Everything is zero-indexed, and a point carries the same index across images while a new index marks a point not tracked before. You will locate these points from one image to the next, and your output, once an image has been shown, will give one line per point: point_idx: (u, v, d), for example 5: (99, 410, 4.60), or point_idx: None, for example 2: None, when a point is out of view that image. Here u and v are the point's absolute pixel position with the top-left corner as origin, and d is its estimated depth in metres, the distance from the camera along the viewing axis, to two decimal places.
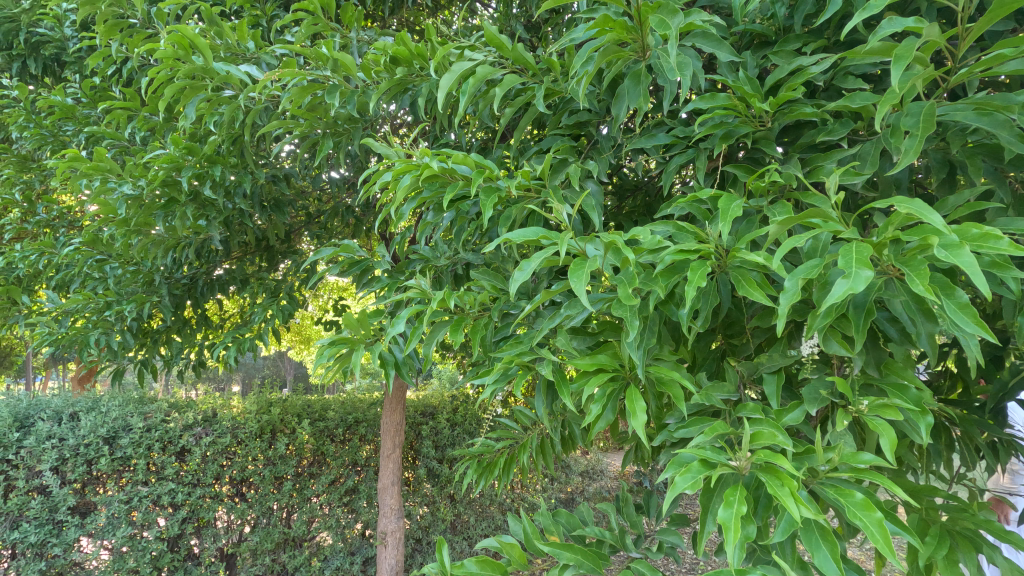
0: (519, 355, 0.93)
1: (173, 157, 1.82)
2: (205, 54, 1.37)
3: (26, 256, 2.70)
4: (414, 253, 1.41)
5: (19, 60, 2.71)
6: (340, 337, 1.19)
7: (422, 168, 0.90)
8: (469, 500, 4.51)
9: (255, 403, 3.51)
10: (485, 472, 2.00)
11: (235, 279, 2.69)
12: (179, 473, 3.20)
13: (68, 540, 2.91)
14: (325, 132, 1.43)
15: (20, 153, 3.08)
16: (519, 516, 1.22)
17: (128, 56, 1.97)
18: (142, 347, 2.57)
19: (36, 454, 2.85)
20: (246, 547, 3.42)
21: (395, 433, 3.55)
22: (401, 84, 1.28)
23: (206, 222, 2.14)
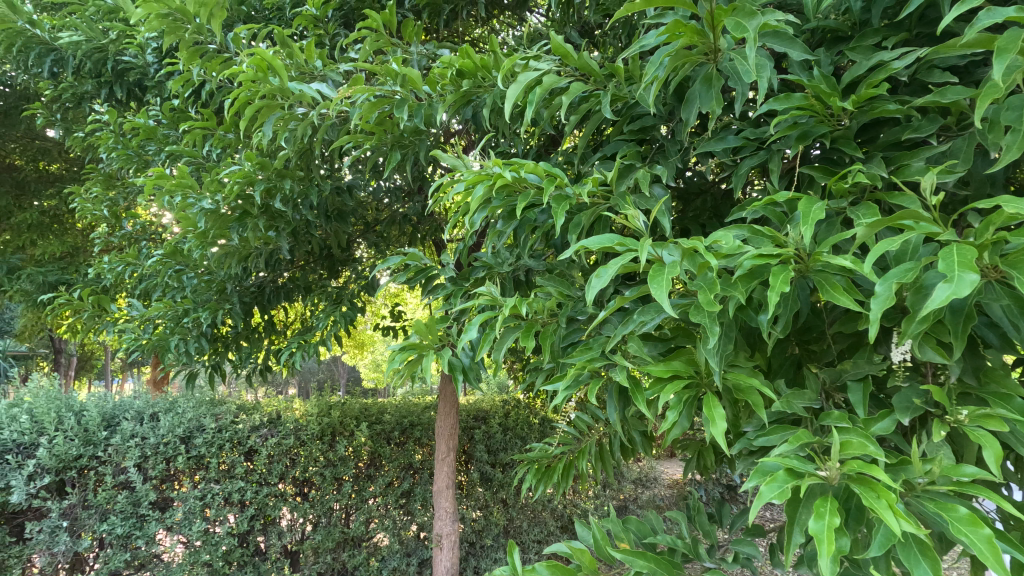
0: (590, 361, 0.94)
1: (247, 173, 1.93)
2: (281, 74, 1.45)
3: (113, 268, 2.92)
4: (477, 260, 1.44)
5: (107, 87, 2.94)
6: (410, 343, 1.24)
7: (494, 178, 0.93)
8: (522, 505, 4.52)
9: (316, 406, 3.67)
10: (543, 478, 2.01)
11: (300, 287, 2.81)
12: (247, 472, 3.36)
13: (149, 533, 3.05)
14: (391, 145, 1.49)
15: (107, 171, 3.34)
16: (585, 523, 1.23)
17: (206, 79, 2.11)
18: (216, 353, 2.72)
19: (121, 451, 3.01)
20: (309, 544, 3.56)
21: (449, 437, 3.60)
22: (465, 97, 1.32)
23: (275, 233, 2.25)
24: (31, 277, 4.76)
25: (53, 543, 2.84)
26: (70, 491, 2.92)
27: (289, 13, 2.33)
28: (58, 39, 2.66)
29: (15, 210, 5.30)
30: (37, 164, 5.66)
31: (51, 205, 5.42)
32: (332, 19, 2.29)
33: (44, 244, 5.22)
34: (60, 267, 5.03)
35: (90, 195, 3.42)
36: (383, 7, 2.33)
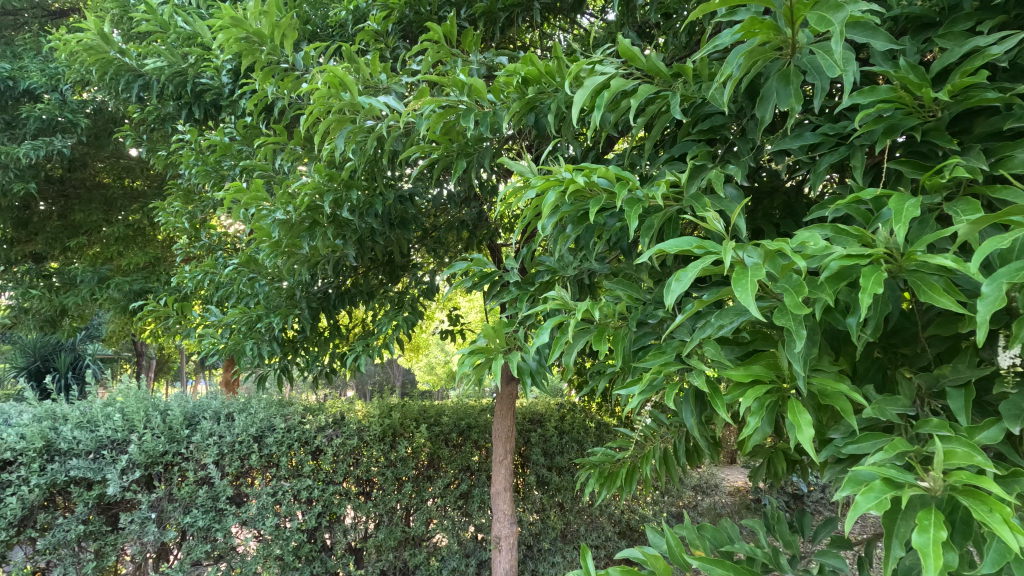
0: (665, 365, 0.93)
1: (317, 185, 2.03)
2: (352, 89, 1.51)
3: (194, 276, 3.11)
4: (542, 264, 1.45)
5: (187, 107, 3.16)
6: (479, 347, 1.27)
7: (565, 183, 0.94)
8: (579, 510, 4.49)
9: (378, 407, 3.78)
10: (606, 483, 1.99)
11: (363, 292, 2.91)
12: (315, 470, 3.50)
13: (227, 527, 3.23)
14: (456, 153, 1.53)
15: (187, 186, 3.57)
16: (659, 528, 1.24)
17: (279, 97, 2.23)
18: (287, 356, 2.85)
19: (201, 448, 3.20)
20: (372, 542, 3.67)
21: (506, 439, 3.62)
22: (530, 104, 1.34)
23: (342, 241, 2.34)
24: (119, 286, 5.15)
25: (143, 533, 3.05)
26: (157, 485, 3.13)
27: (353, 30, 2.42)
28: (144, 66, 2.87)
29: (105, 225, 5.74)
30: (122, 181, 6.12)
31: (136, 219, 5.84)
32: (393, 33, 2.37)
33: (129, 255, 5.63)
34: (144, 277, 5.41)
35: (171, 209, 3.67)
36: (440, 19, 2.39)
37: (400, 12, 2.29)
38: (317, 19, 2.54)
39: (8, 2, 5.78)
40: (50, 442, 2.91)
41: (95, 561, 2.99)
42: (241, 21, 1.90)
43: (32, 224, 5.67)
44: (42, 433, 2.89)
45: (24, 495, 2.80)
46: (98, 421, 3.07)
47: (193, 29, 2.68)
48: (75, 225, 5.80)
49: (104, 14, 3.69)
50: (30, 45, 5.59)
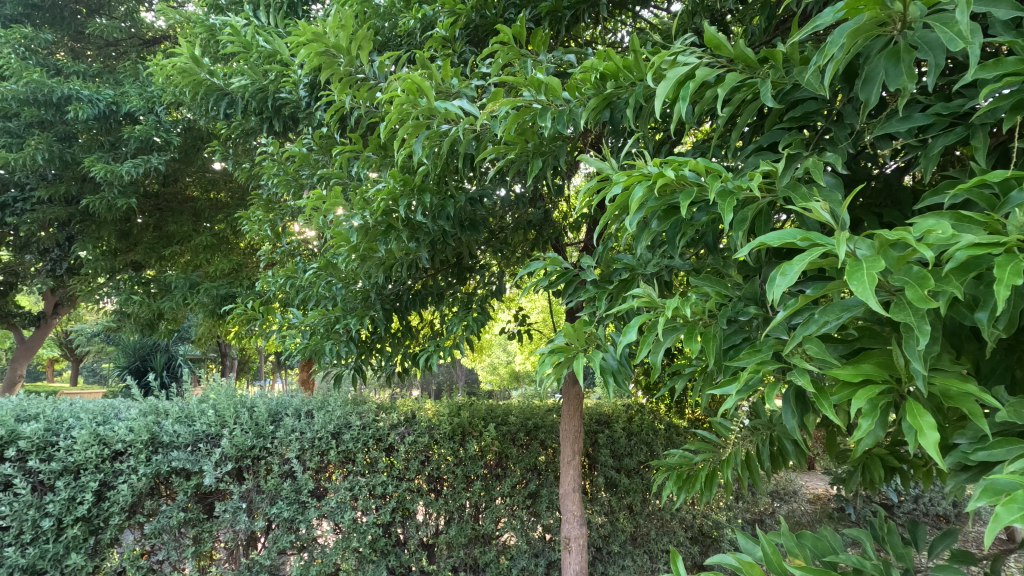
0: (762, 364, 0.90)
1: (392, 191, 2.10)
2: (429, 95, 1.55)
3: (277, 281, 3.30)
4: (619, 262, 1.43)
5: (268, 121, 3.35)
6: (559, 345, 1.27)
7: (653, 177, 0.92)
8: (649, 513, 4.40)
9: (447, 406, 3.86)
10: (685, 486, 1.93)
11: (434, 294, 2.97)
12: (389, 467, 3.61)
13: (309, 518, 3.39)
14: (531, 152, 1.53)
15: (268, 196, 3.79)
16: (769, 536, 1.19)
17: (355, 106, 2.32)
18: (362, 356, 2.96)
19: (284, 443, 3.38)
20: (443, 538, 3.74)
21: (574, 440, 3.60)
22: (608, 100, 1.32)
23: (415, 243, 2.40)
24: (207, 291, 5.53)
25: (235, 521, 3.25)
26: (247, 477, 3.33)
27: (421, 37, 2.49)
28: (230, 84, 3.07)
29: (195, 234, 6.19)
30: (208, 194, 6.58)
31: (221, 228, 6.26)
32: (460, 39, 2.41)
33: (216, 262, 6.04)
34: (229, 282, 5.78)
35: (255, 218, 3.91)
36: (506, 21, 2.41)
37: (467, 17, 2.33)
38: (387, 30, 2.63)
39: (110, 34, 6.36)
40: (154, 435, 3.15)
41: (193, 546, 3.22)
42: (321, 36, 2.00)
43: (133, 236, 6.20)
44: (147, 427, 3.13)
45: (134, 483, 3.03)
46: (194, 416, 3.31)
47: (273, 47, 2.84)
48: (169, 235, 6.29)
49: (193, 40, 3.99)
50: (129, 72, 6.12)
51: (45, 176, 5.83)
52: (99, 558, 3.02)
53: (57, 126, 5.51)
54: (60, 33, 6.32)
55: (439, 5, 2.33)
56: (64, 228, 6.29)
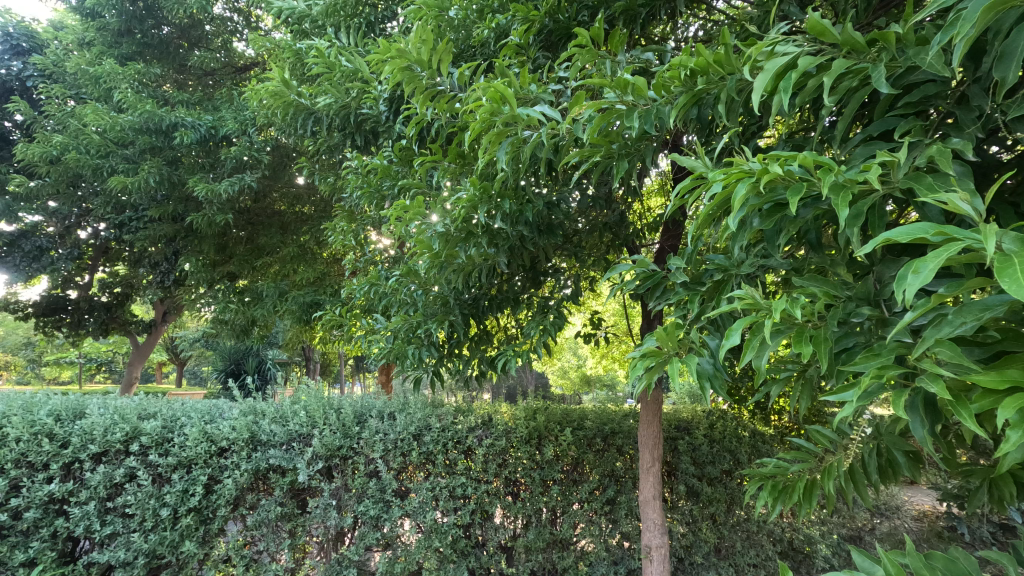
0: (884, 369, 0.84)
1: (473, 198, 2.15)
2: (511, 103, 1.57)
3: (361, 289, 3.46)
4: (710, 263, 1.39)
5: (350, 136, 3.51)
6: (651, 350, 1.25)
7: (755, 174, 0.89)
8: (733, 525, 4.21)
9: (524, 410, 3.89)
10: (781, 497, 1.83)
11: (509, 299, 2.98)
12: (468, 469, 3.68)
13: (394, 517, 3.51)
14: (616, 154, 1.52)
15: (352, 207, 3.99)
16: (894, 554, 1.11)
17: (436, 118, 2.40)
18: (442, 360, 3.03)
19: (369, 444, 3.51)
20: (522, 542, 3.76)
21: (653, 446, 3.50)
22: (697, 96, 1.29)
23: (495, 249, 2.44)
24: (296, 299, 5.89)
25: (326, 517, 3.41)
26: (336, 476, 3.50)
27: (495, 46, 2.53)
28: (317, 103, 3.25)
29: (283, 246, 6.59)
30: (294, 208, 6.98)
31: (306, 240, 6.64)
32: (534, 45, 2.43)
33: (302, 272, 6.41)
34: (315, 290, 6.13)
35: (338, 229, 4.13)
36: (580, 23, 2.41)
37: (541, 23, 2.34)
38: (462, 41, 2.69)
39: (208, 64, 6.94)
40: (254, 434, 3.38)
41: (290, 539, 3.41)
42: (405, 52, 2.08)
43: (229, 249, 6.70)
44: (248, 426, 3.37)
45: (237, 478, 3.26)
46: (288, 417, 3.53)
47: (356, 66, 2.98)
48: (260, 247, 6.77)
49: (281, 65, 4.27)
50: (225, 98, 6.64)
51: (155, 197, 6.43)
52: (208, 546, 3.28)
53: (165, 151, 6.06)
54: (166, 66, 6.96)
55: (513, 13, 2.36)
56: (171, 244, 6.89)
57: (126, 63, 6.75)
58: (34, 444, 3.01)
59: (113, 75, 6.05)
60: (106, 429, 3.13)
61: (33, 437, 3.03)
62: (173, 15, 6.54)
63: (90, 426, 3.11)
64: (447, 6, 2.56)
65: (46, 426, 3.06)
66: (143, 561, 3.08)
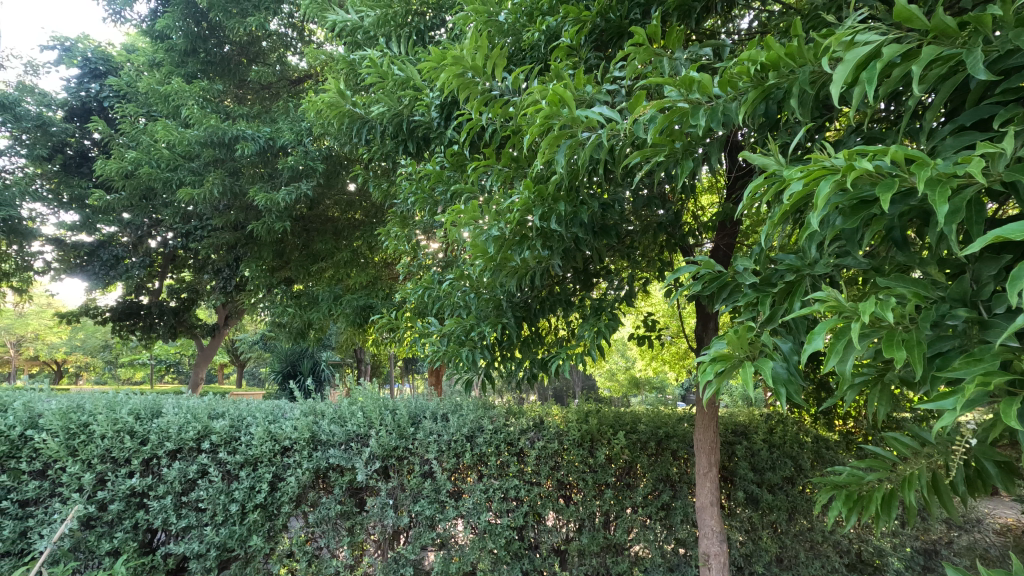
0: (988, 375, 0.80)
1: (528, 202, 2.16)
2: (571, 104, 1.57)
3: (414, 292, 3.52)
4: (780, 263, 1.35)
5: (403, 143, 3.58)
6: (720, 353, 1.22)
7: (840, 170, 0.85)
8: (796, 534, 4.05)
9: (576, 413, 3.88)
10: (855, 508, 1.74)
11: (562, 300, 2.94)
12: (521, 471, 3.68)
13: (449, 517, 3.54)
14: (680, 153, 1.48)
15: (404, 213, 4.07)
16: (995, 572, 1.05)
17: (490, 122, 2.41)
18: (494, 363, 3.04)
19: (424, 444, 3.57)
20: (576, 545, 3.71)
21: (710, 451, 3.39)
22: (767, 91, 1.25)
23: (549, 251, 2.42)
24: (349, 302, 6.07)
25: (383, 516, 3.48)
26: (392, 475, 3.57)
27: (546, 48, 2.53)
28: (371, 112, 3.33)
29: (336, 251, 6.81)
30: (346, 214, 7.16)
31: (358, 245, 6.82)
32: (585, 45, 2.42)
33: (355, 276, 6.59)
34: (367, 294, 6.31)
35: (392, 234, 4.23)
36: (633, 21, 2.37)
37: (592, 23, 2.33)
38: (512, 46, 2.71)
39: (265, 78, 7.23)
40: (314, 434, 3.49)
41: (349, 537, 3.49)
42: (460, 58, 2.12)
43: (286, 255, 6.96)
44: (308, 427, 3.48)
45: (300, 476, 3.38)
46: (346, 417, 3.63)
47: (408, 75, 3.05)
48: (316, 253, 6.95)
49: (336, 76, 4.40)
50: (281, 110, 6.92)
51: (218, 206, 6.76)
52: (274, 541, 3.41)
53: (227, 162, 6.36)
54: (227, 82, 7.31)
55: (564, 14, 2.34)
56: (232, 250, 7.22)
57: (191, 81, 7.13)
58: (117, 440, 3.21)
59: (180, 93, 6.40)
60: (180, 427, 3.30)
61: (116, 434, 3.22)
62: (233, 34, 6.86)
63: (166, 424, 3.29)
64: (496, 11, 2.58)
65: (127, 424, 3.26)
66: (215, 553, 3.24)
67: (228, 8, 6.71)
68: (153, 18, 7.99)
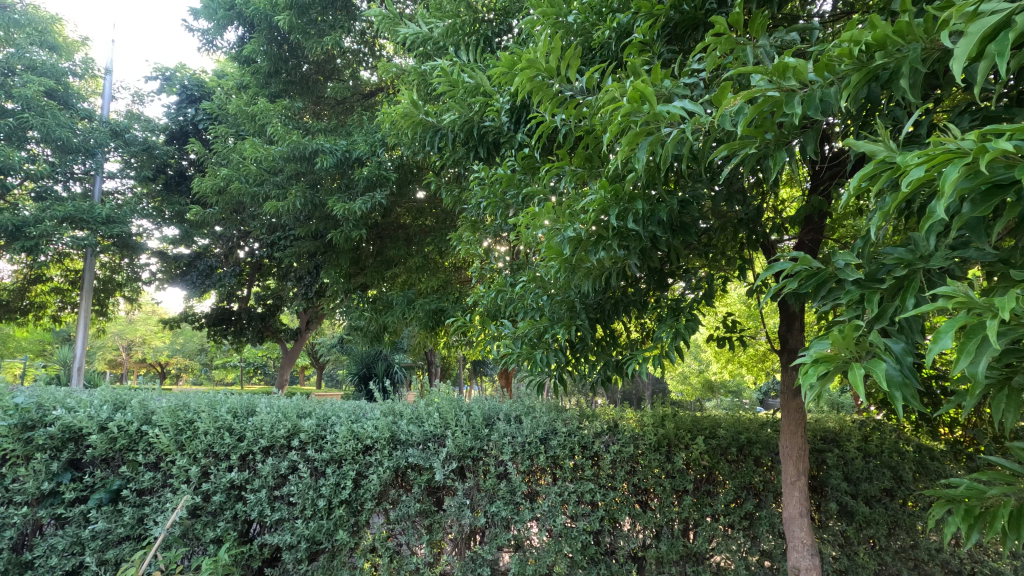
0: None
1: (603, 202, 2.14)
2: (651, 100, 1.53)
3: (486, 295, 3.57)
4: (889, 257, 1.26)
5: (473, 148, 3.64)
6: (823, 355, 1.14)
7: (970, 154, 0.79)
8: (896, 551, 3.75)
9: (651, 417, 3.79)
10: (975, 526, 1.58)
11: (636, 302, 2.88)
12: (596, 474, 3.62)
13: (525, 519, 3.54)
14: (772, 145, 1.41)
15: (474, 217, 4.14)
16: None
17: (563, 124, 2.41)
18: (567, 365, 3.03)
19: (499, 446, 3.60)
20: (654, 552, 3.61)
21: (798, 459, 3.20)
22: (872, 73, 1.17)
23: (626, 251, 2.37)
24: (422, 306, 6.24)
25: (461, 516, 3.53)
26: (468, 476, 3.62)
27: (617, 46, 2.49)
28: (443, 121, 3.41)
29: (409, 256, 7.02)
30: (418, 221, 7.35)
31: (429, 250, 6.98)
32: (658, 40, 2.35)
33: (427, 281, 6.76)
34: (439, 298, 6.46)
35: (464, 238, 4.31)
36: (709, 11, 2.29)
37: (666, 16, 2.26)
38: (583, 45, 2.68)
39: (341, 94, 7.59)
40: (394, 434, 3.61)
41: (428, 535, 3.57)
42: (534, 62, 2.14)
43: (362, 261, 7.26)
44: (388, 427, 3.61)
45: (381, 474, 3.49)
46: (423, 418, 3.74)
47: (478, 82, 3.09)
48: (389, 260, 7.20)
49: (408, 87, 4.54)
50: (355, 123, 7.22)
51: (300, 217, 7.16)
52: (358, 536, 3.54)
53: (308, 175, 6.71)
54: (307, 99, 7.74)
55: (635, 10, 2.29)
56: (313, 258, 7.62)
57: (275, 100, 7.61)
58: (218, 437, 3.46)
59: (265, 112, 6.85)
60: (273, 425, 3.52)
61: (217, 430, 3.48)
62: (312, 53, 7.23)
63: (260, 422, 3.51)
64: (566, 12, 2.56)
65: (226, 421, 3.51)
66: (305, 545, 3.41)
67: (307, 29, 7.09)
68: (240, 44, 8.59)
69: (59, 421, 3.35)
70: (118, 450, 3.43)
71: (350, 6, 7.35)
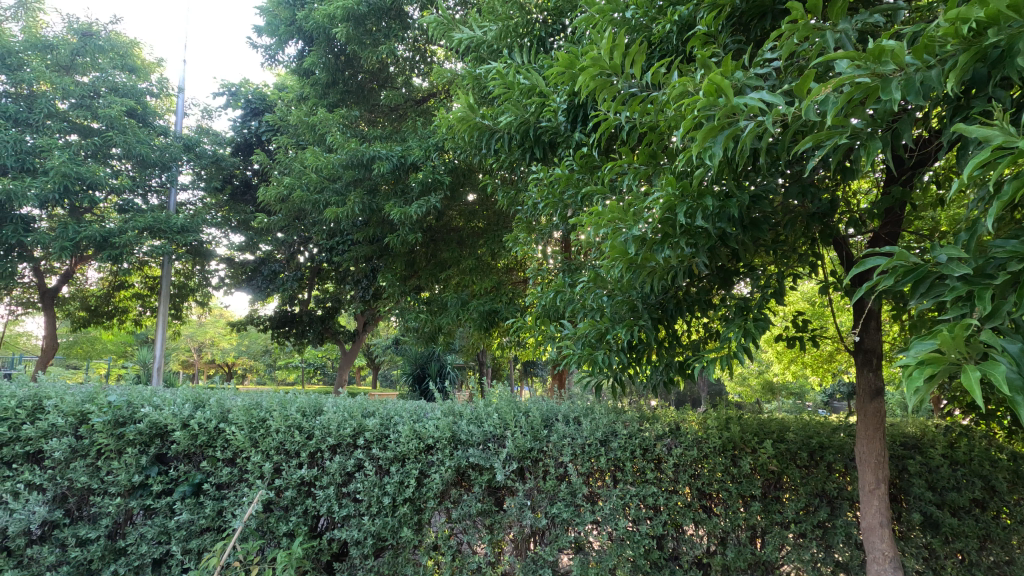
0: None
1: (670, 200, 2.08)
2: (728, 93, 1.48)
3: (544, 296, 3.55)
4: (1000, 249, 1.17)
5: (529, 149, 3.64)
6: (930, 355, 1.07)
7: None
8: (989, 567, 3.48)
9: (715, 420, 3.66)
10: None
11: (700, 301, 2.79)
12: (658, 478, 3.54)
13: (586, 522, 3.50)
14: (863, 134, 1.34)
15: (529, 218, 4.13)
16: None
17: (625, 122, 2.37)
18: (629, 366, 2.96)
19: (558, 448, 3.57)
20: (720, 560, 3.50)
21: (876, 466, 3.01)
22: (981, 52, 1.09)
23: (693, 249, 2.30)
24: (476, 307, 6.28)
25: (522, 517, 3.52)
26: (528, 476, 3.61)
27: (679, 40, 2.43)
28: (498, 123, 3.42)
29: (462, 258, 7.09)
30: (470, 223, 7.40)
31: (482, 252, 7.03)
32: (723, 31, 2.28)
33: (480, 282, 6.80)
34: (492, 299, 6.48)
35: (519, 239, 4.31)
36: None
37: (731, 7, 2.19)
38: (643, 40, 2.63)
39: (394, 101, 7.77)
40: (454, 434, 3.66)
41: (488, 534, 3.59)
42: (597, 60, 2.11)
43: (416, 263, 7.38)
44: (449, 427, 3.66)
45: (443, 473, 3.55)
46: (482, 419, 3.77)
47: (534, 83, 3.09)
48: (443, 262, 7.28)
49: (462, 91, 4.59)
50: (410, 129, 7.37)
51: (358, 223, 7.38)
52: (421, 534, 3.60)
53: (366, 181, 6.91)
54: (362, 108, 7.97)
55: (699, 1, 2.23)
56: (370, 262, 7.82)
57: (333, 110, 7.88)
58: (289, 434, 3.61)
59: (325, 122, 7.11)
60: (339, 424, 3.64)
61: (288, 429, 3.64)
62: (367, 62, 7.43)
63: (327, 421, 3.64)
64: (625, 8, 2.52)
65: (296, 420, 3.66)
66: (371, 541, 3.50)
67: (363, 39, 7.28)
68: (300, 58, 8.93)
69: (147, 418, 3.58)
70: (199, 445, 3.63)
71: (403, 15, 7.50)
